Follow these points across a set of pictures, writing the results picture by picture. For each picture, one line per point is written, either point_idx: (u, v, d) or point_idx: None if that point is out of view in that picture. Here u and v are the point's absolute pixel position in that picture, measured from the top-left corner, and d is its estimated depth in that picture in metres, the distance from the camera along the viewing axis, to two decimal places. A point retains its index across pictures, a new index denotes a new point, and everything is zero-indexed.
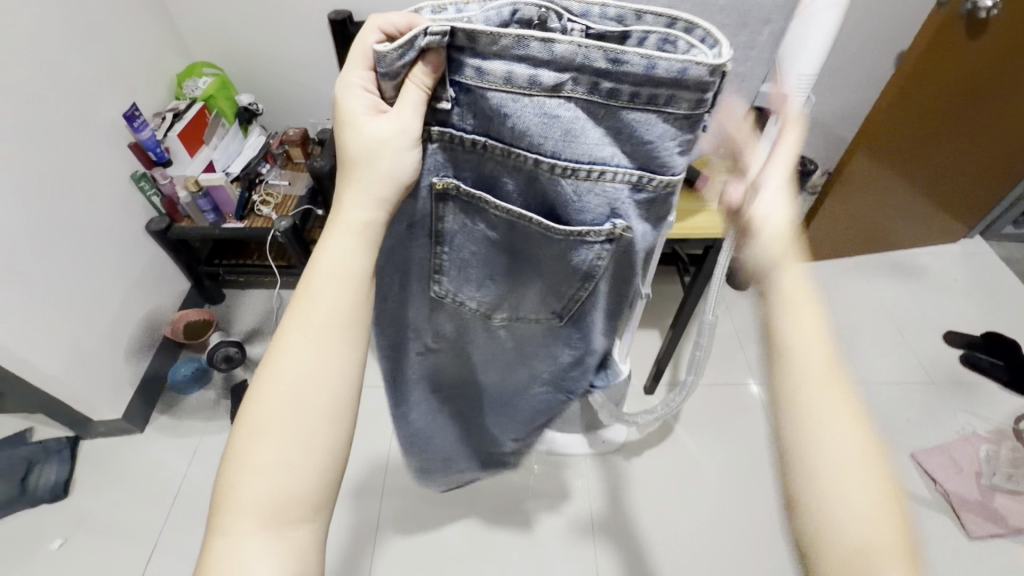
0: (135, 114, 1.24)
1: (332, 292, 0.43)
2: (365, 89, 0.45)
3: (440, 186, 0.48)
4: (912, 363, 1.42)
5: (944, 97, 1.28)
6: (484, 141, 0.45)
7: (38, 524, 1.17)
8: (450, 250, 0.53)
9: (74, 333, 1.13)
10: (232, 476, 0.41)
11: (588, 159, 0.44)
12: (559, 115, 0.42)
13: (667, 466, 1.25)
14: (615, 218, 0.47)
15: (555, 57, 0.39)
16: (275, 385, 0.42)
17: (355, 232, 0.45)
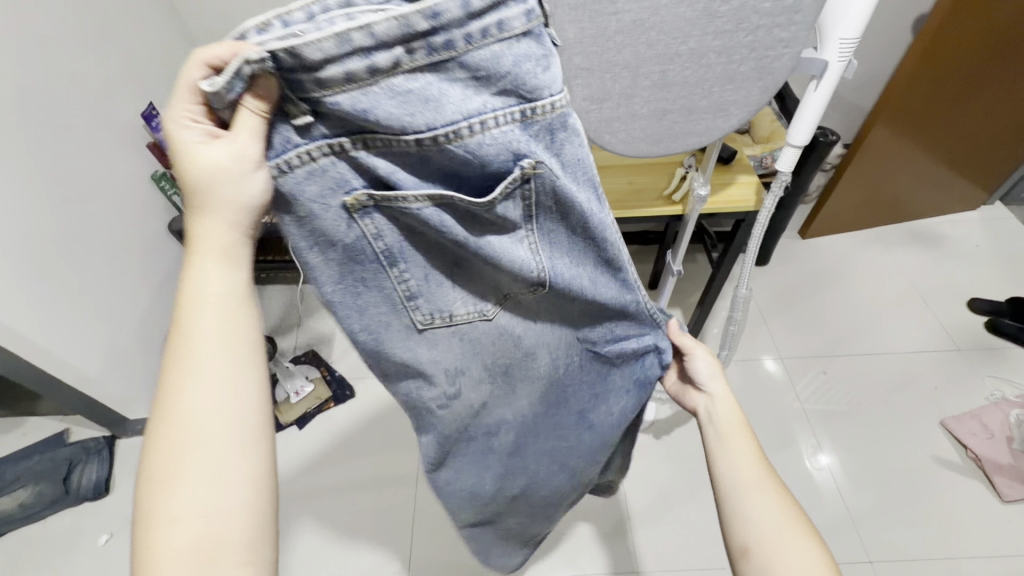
0: (152, 113, 1.26)
1: (217, 317, 0.41)
2: (192, 122, 0.39)
3: (353, 203, 0.38)
4: (937, 331, 1.42)
5: (966, 61, 1.25)
6: (364, 139, 0.36)
7: (83, 522, 1.19)
8: (406, 267, 0.44)
9: (106, 333, 1.14)
10: (145, 537, 0.38)
11: (461, 119, 0.36)
12: (411, 90, 0.34)
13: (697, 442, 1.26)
14: (522, 159, 0.38)
15: (379, 40, 0.32)
16: (175, 432, 0.39)
17: (218, 257, 0.41)
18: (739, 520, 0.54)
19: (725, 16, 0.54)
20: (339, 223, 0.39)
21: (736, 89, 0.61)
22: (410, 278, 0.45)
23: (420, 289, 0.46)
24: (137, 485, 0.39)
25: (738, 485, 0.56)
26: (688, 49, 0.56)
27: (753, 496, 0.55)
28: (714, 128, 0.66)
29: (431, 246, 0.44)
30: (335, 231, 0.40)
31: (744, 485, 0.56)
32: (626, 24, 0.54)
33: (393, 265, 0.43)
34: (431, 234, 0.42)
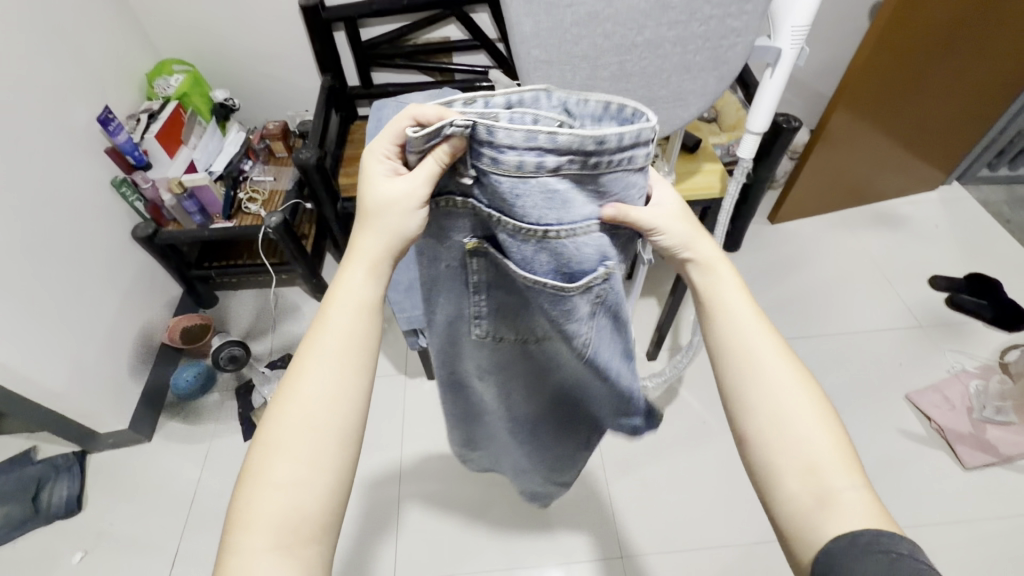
0: (108, 117, 1.19)
1: (347, 320, 0.44)
2: (387, 157, 0.45)
3: (473, 247, 0.47)
4: (900, 309, 1.47)
5: (918, 47, 1.30)
6: (496, 216, 0.43)
7: (55, 541, 1.16)
8: (481, 300, 0.53)
9: (72, 347, 1.10)
10: (246, 493, 0.41)
11: (582, 219, 0.43)
12: (557, 189, 0.40)
13: (675, 427, 1.29)
14: (605, 262, 0.45)
15: (557, 146, 0.38)
16: (290, 407, 0.42)
17: (368, 266, 0.46)
18: (745, 406, 0.47)
19: (679, 7, 0.55)
20: (453, 249, 0.49)
21: (694, 79, 0.62)
22: (482, 307, 0.54)
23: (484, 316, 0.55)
24: (247, 444, 0.42)
25: (752, 366, 0.47)
26: (644, 40, 0.57)
27: (768, 377, 0.46)
28: (674, 118, 0.67)
29: (503, 292, 0.52)
30: (454, 257, 0.50)
31: (761, 366, 0.47)
32: (582, 16, 0.55)
33: (476, 295, 0.53)
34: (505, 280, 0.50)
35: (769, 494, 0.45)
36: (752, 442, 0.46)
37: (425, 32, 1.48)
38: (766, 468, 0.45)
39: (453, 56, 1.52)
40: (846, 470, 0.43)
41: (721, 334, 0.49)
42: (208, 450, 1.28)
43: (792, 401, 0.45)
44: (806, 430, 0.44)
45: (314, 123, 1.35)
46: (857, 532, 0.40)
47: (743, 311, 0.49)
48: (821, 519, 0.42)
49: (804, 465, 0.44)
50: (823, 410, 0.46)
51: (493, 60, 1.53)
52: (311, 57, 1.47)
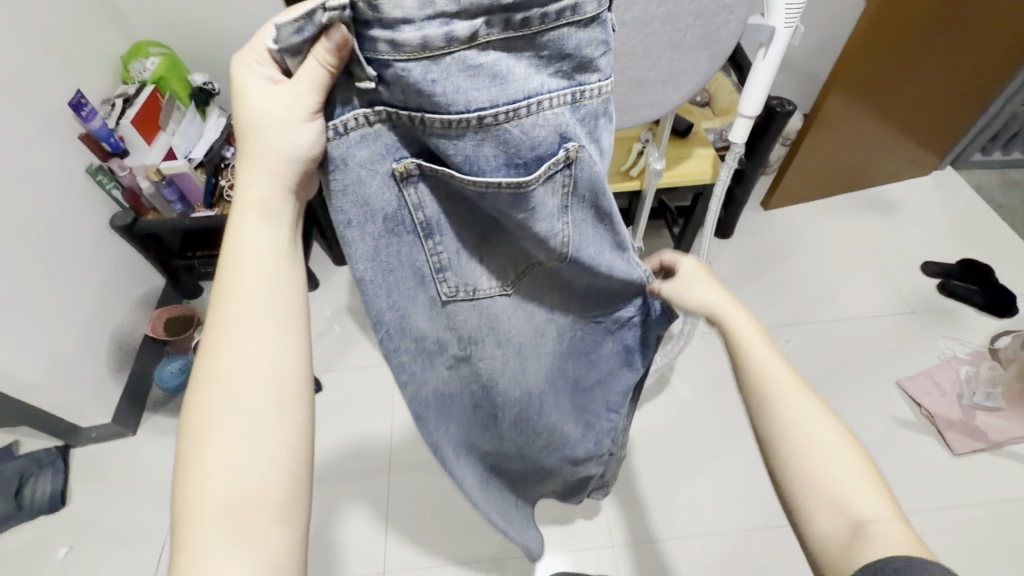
0: (80, 102, 1.15)
1: (255, 277, 0.44)
2: (257, 67, 0.44)
3: (401, 169, 0.43)
4: (893, 295, 1.46)
5: (915, 27, 1.26)
6: (421, 115, 0.40)
7: (40, 535, 1.14)
8: (440, 239, 0.48)
9: (51, 340, 1.08)
10: (185, 489, 0.39)
11: (524, 95, 0.40)
12: (481, 64, 0.38)
13: (666, 415, 1.28)
14: (567, 142, 0.43)
15: (464, 6, 0.36)
16: (213, 386, 0.41)
17: (258, 209, 0.44)
18: (776, 444, 0.50)
19: None
20: (384, 189, 0.44)
21: (683, 59, 0.60)
22: (443, 250, 0.49)
23: (449, 263, 0.50)
24: (177, 439, 0.41)
25: (778, 410, 0.51)
26: (632, 18, 0.55)
27: (789, 415, 0.50)
28: (663, 100, 0.64)
29: (452, 222, 0.48)
30: (385, 195, 0.44)
31: (787, 405, 0.51)
32: None
33: (428, 236, 0.47)
34: (464, 198, 0.47)
35: (805, 530, 0.48)
36: (783, 482, 0.49)
37: None
38: (797, 502, 0.48)
39: None
40: (876, 503, 0.46)
41: (744, 373, 0.54)
42: None
43: (818, 434, 0.49)
44: (833, 461, 0.47)
45: None
46: (886, 559, 0.41)
47: (764, 354, 0.53)
48: (856, 549, 0.43)
49: (834, 498, 0.46)
50: (849, 447, 0.48)
51: None
52: None
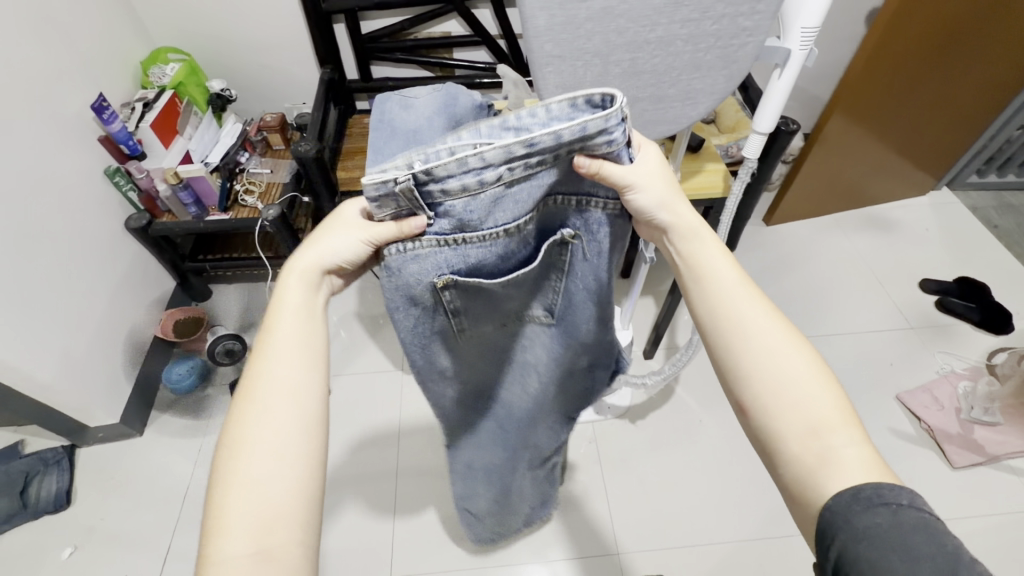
0: (102, 105, 1.17)
1: (296, 325, 0.47)
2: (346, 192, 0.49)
3: (441, 282, 0.49)
4: (892, 311, 1.49)
5: (914, 52, 1.31)
6: (462, 237, 0.46)
7: (43, 536, 1.13)
8: (461, 316, 0.56)
9: (64, 340, 1.08)
10: (217, 502, 0.41)
11: (535, 204, 0.48)
12: (507, 194, 0.44)
13: (671, 425, 1.30)
14: (564, 228, 0.52)
15: (489, 161, 0.40)
16: (249, 405, 0.44)
17: (304, 273, 0.49)
18: (744, 373, 0.47)
19: (692, 5, 0.55)
20: (424, 292, 0.50)
21: (702, 78, 0.62)
22: (462, 321, 0.56)
23: (466, 328, 0.58)
24: (214, 454, 0.43)
25: (743, 337, 0.47)
26: (656, 37, 0.57)
27: (755, 342, 0.47)
28: (682, 116, 0.66)
29: (478, 304, 0.56)
30: (420, 299, 0.51)
31: (750, 329, 0.48)
32: (595, 12, 0.55)
33: (453, 316, 0.55)
34: (486, 291, 0.54)
35: (776, 458, 0.45)
36: (751, 411, 0.46)
37: (426, 26, 1.47)
38: (768, 430, 0.45)
39: (453, 52, 1.52)
40: (847, 428, 0.43)
41: (705, 298, 0.50)
42: (202, 445, 1.26)
43: (784, 361, 0.46)
44: (803, 387, 0.45)
45: (313, 115, 1.36)
46: (858, 488, 0.40)
47: (727, 283, 0.50)
48: (823, 475, 0.42)
49: (802, 423, 0.44)
50: (819, 371, 0.46)
51: (493, 56, 1.52)
52: (309, 49, 1.45)
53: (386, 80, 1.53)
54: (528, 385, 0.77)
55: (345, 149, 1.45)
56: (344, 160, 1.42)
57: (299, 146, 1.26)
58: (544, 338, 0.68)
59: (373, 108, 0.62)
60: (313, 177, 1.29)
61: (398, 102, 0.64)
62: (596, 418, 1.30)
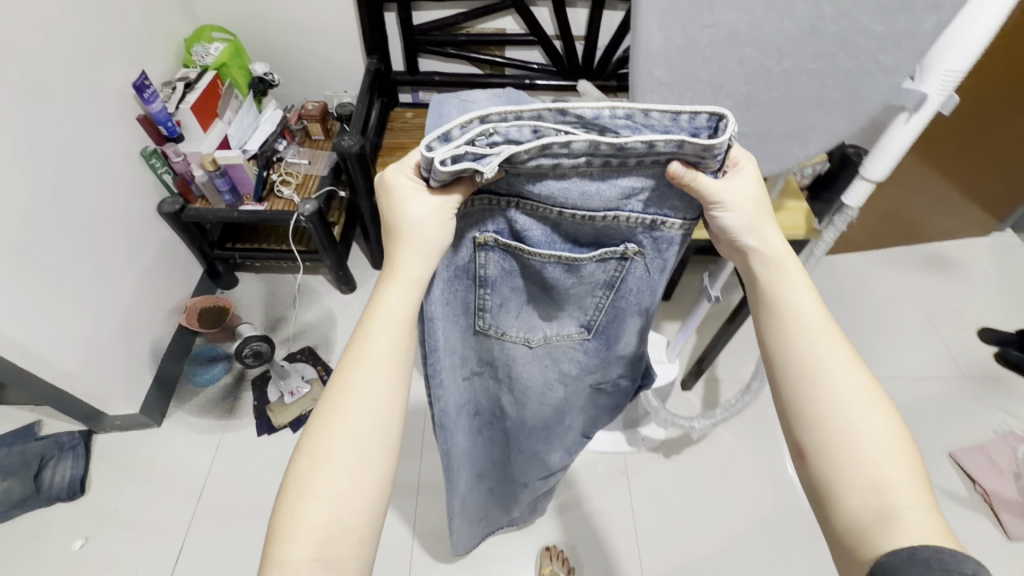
0: (143, 83, 1.12)
1: (392, 339, 0.47)
2: (411, 175, 0.48)
3: (482, 240, 0.50)
4: (947, 359, 1.41)
5: (996, 84, 1.22)
6: (517, 203, 0.46)
7: (54, 525, 1.10)
8: (492, 292, 0.54)
9: (89, 327, 1.04)
10: (291, 505, 0.43)
11: (603, 208, 0.46)
12: (575, 180, 0.44)
13: (707, 463, 1.23)
14: (628, 242, 0.49)
15: (572, 151, 0.41)
16: (338, 419, 0.45)
17: (412, 285, 0.48)
18: (812, 409, 0.44)
19: (830, 38, 0.47)
20: (462, 248, 0.51)
21: (823, 115, 0.54)
22: (489, 299, 0.55)
23: (492, 309, 0.56)
24: (293, 454, 0.45)
25: (815, 371, 0.44)
26: (782, 70, 0.49)
27: (829, 380, 0.44)
28: (788, 157, 0.59)
29: (512, 285, 0.54)
30: (458, 258, 0.51)
31: (825, 368, 0.44)
32: (720, 38, 0.47)
33: (481, 289, 0.54)
34: (526, 273, 0.53)
35: (828, 508, 0.42)
36: (811, 453, 0.43)
37: (479, 22, 1.40)
38: (827, 475, 0.42)
39: (505, 50, 1.45)
40: (913, 489, 0.40)
41: (779, 322, 0.46)
42: (220, 442, 1.23)
43: (858, 409, 0.43)
44: (873, 438, 0.42)
45: (356, 110, 1.30)
46: (917, 548, 0.37)
47: (805, 316, 0.46)
48: (880, 535, 0.39)
49: (868, 476, 0.41)
50: (894, 423, 0.43)
51: (547, 57, 1.45)
52: (356, 36, 1.39)
53: (433, 74, 1.46)
54: (550, 399, 0.71)
55: (384, 144, 1.40)
56: (384, 157, 1.37)
57: (341, 139, 1.21)
58: (574, 355, 0.65)
59: (429, 109, 0.59)
60: (353, 171, 1.24)
61: (457, 105, 0.60)
62: (628, 450, 1.23)
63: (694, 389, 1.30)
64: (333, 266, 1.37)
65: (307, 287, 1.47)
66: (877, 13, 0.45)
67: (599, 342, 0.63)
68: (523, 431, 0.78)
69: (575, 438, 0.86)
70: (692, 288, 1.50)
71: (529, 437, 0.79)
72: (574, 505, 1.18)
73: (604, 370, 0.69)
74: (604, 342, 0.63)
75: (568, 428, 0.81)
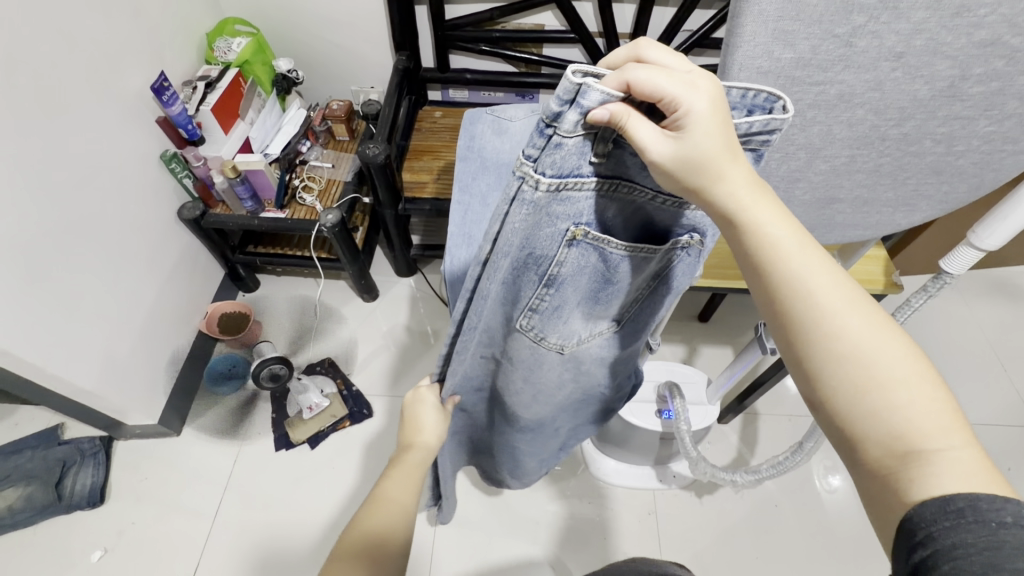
0: (162, 85, 1.07)
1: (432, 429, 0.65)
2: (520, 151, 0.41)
3: (574, 233, 0.42)
4: (1014, 403, 1.28)
5: None
6: (617, 183, 0.40)
7: (74, 534, 1.10)
8: (555, 292, 0.48)
9: (106, 342, 1.02)
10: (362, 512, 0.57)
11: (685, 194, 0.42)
12: None
13: (745, 505, 1.15)
14: (694, 231, 0.45)
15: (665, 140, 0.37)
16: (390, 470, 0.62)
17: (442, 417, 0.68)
18: (825, 355, 0.37)
19: (972, 99, 0.38)
20: (550, 238, 0.43)
21: (938, 183, 0.46)
22: (547, 298, 0.48)
23: (545, 310, 0.50)
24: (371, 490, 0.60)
25: (817, 319, 0.38)
26: (899, 135, 0.41)
27: (839, 323, 0.37)
28: (888, 222, 0.51)
29: (576, 288, 0.48)
30: (544, 252, 0.44)
31: (829, 312, 0.37)
32: (827, 98, 0.39)
33: (546, 287, 0.47)
34: (594, 267, 0.46)
35: (852, 456, 0.37)
36: (832, 405, 0.38)
37: (516, 17, 1.29)
38: (851, 427, 0.37)
39: (544, 48, 1.34)
40: (946, 424, 0.35)
41: (769, 265, 0.39)
42: (239, 454, 1.21)
43: (869, 337, 0.36)
44: (894, 370, 0.36)
45: (382, 111, 1.22)
46: (951, 497, 0.32)
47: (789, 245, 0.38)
48: (908, 482, 0.34)
49: (892, 425, 0.35)
50: (912, 355, 0.37)
51: (588, 56, 1.34)
52: (386, 30, 1.30)
53: (464, 72, 1.37)
54: (552, 397, 0.68)
55: (412, 147, 1.31)
56: (411, 161, 1.28)
57: (367, 147, 1.14)
58: (600, 352, 0.62)
59: (463, 129, 0.53)
60: (379, 179, 1.17)
61: (491, 124, 0.55)
62: (658, 487, 1.16)
63: (731, 423, 1.22)
64: (355, 275, 1.32)
65: (328, 293, 1.43)
66: None
67: (625, 333, 0.60)
68: (512, 423, 0.74)
69: (557, 440, 0.86)
70: (734, 310, 1.40)
71: (532, 434, 0.78)
72: (598, 542, 1.12)
73: (620, 366, 0.68)
74: (631, 335, 0.61)
75: (563, 423, 0.80)
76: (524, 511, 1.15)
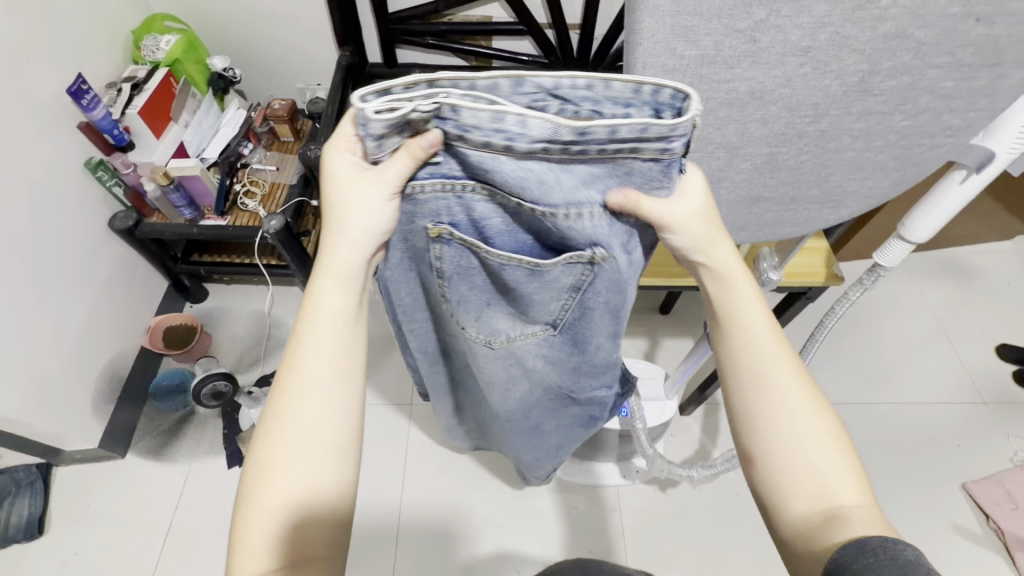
0: (80, 88, 0.99)
1: (333, 334, 0.42)
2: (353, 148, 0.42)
3: (435, 232, 0.43)
4: (962, 381, 1.32)
5: None
6: (473, 185, 0.40)
7: (13, 568, 1.04)
8: (449, 283, 0.49)
9: (31, 366, 0.96)
10: (258, 475, 0.40)
11: (564, 203, 0.38)
12: (531, 167, 0.37)
13: (707, 494, 1.15)
14: (595, 247, 0.41)
15: (531, 130, 0.34)
16: (283, 413, 0.41)
17: (340, 276, 0.43)
18: (759, 410, 0.43)
19: (884, 94, 0.37)
20: (417, 233, 0.45)
21: (862, 179, 0.45)
22: (448, 290, 0.50)
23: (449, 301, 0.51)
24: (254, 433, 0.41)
25: (761, 381, 0.43)
26: (817, 132, 0.39)
27: (777, 388, 0.43)
28: (817, 219, 0.50)
29: (472, 283, 0.49)
30: (413, 239, 0.46)
31: (772, 378, 0.43)
32: (741, 98, 0.37)
33: (439, 279, 0.48)
34: (486, 272, 0.47)
35: (774, 511, 0.42)
36: (760, 459, 0.43)
37: (463, 9, 1.25)
38: (776, 479, 0.42)
39: (493, 40, 1.30)
40: (852, 488, 0.40)
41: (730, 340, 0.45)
42: (188, 474, 1.15)
43: (799, 402, 0.42)
44: (819, 439, 0.41)
45: (326, 110, 1.17)
46: (863, 541, 0.36)
47: (749, 299, 0.44)
48: (826, 532, 0.38)
49: (813, 482, 0.40)
50: (833, 427, 0.42)
51: (538, 47, 1.31)
52: (327, 24, 1.24)
53: (412, 66, 1.32)
54: (515, 394, 0.67)
55: None
56: None
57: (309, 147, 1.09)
58: (552, 355, 0.59)
59: None
60: None
61: None
62: (622, 483, 1.16)
63: (692, 414, 1.22)
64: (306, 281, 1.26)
65: (280, 301, 1.37)
66: (949, 67, 0.35)
67: (577, 342, 0.57)
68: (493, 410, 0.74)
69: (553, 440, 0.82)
70: (693, 300, 1.39)
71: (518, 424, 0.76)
72: (565, 541, 1.11)
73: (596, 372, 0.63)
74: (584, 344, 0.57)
75: (557, 419, 0.76)
76: (488, 515, 1.14)
